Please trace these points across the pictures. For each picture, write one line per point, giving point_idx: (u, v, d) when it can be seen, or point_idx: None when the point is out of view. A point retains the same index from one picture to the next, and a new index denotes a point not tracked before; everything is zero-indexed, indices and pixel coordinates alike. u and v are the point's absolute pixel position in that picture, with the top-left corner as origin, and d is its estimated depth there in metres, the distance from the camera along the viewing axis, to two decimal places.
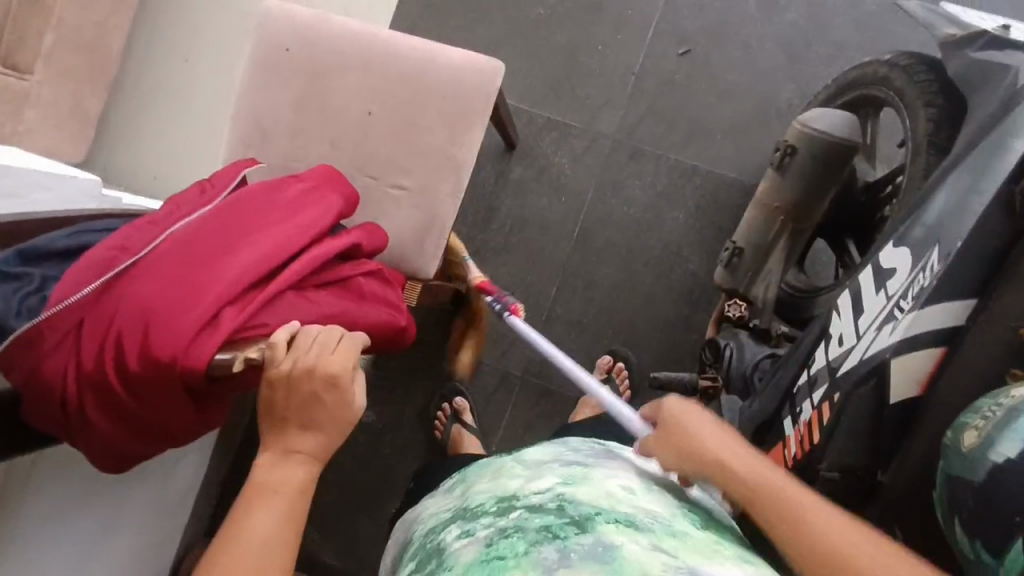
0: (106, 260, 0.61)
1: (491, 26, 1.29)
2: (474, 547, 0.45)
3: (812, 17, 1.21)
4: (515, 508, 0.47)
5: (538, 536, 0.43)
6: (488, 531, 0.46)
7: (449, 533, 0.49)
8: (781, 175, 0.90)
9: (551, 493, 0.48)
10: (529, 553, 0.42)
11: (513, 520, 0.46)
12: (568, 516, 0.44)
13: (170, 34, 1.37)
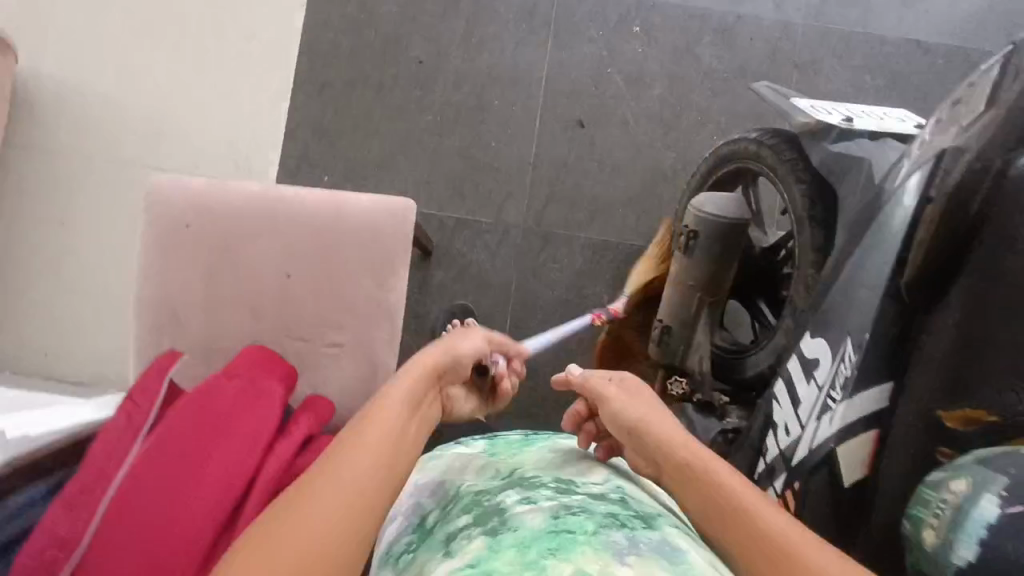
0: (51, 556, 0.63)
1: (384, 140, 1.31)
2: (541, 516, 0.55)
3: (675, 89, 1.32)
4: (577, 492, 0.60)
5: (608, 521, 0.54)
6: (552, 507, 0.57)
7: (508, 497, 0.60)
8: (688, 256, 0.97)
9: (609, 489, 0.62)
10: (599, 534, 0.52)
11: (576, 501, 0.58)
12: (634, 512, 0.57)
13: (37, 199, 1.27)
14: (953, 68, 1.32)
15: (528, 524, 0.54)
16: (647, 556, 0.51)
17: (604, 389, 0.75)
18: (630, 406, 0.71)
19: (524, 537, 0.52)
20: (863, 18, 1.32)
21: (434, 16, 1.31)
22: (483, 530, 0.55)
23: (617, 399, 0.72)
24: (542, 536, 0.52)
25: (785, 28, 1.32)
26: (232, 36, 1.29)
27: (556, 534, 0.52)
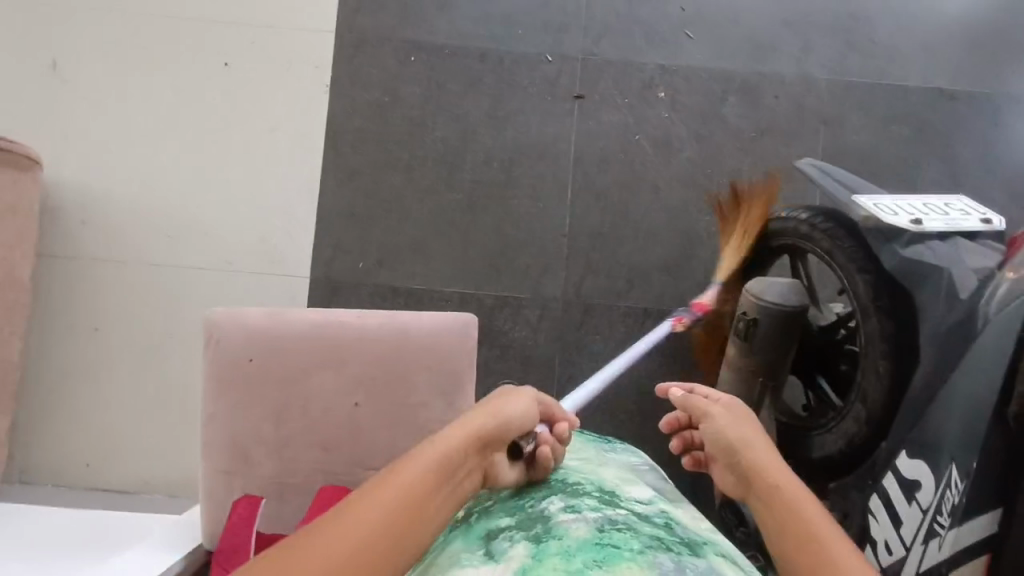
0: None
1: (416, 221, 1.29)
2: (585, 526, 0.56)
3: (704, 151, 1.31)
4: (620, 508, 0.61)
5: (653, 542, 0.55)
6: (596, 518, 0.57)
7: (553, 504, 0.60)
8: (748, 343, 0.96)
9: (654, 510, 0.62)
10: (645, 553, 0.52)
11: (621, 517, 0.58)
12: (678, 536, 0.57)
13: (69, 305, 1.23)
14: (978, 111, 1.32)
15: (574, 533, 0.54)
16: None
17: (707, 405, 0.70)
18: (733, 426, 0.67)
19: (569, 545, 0.53)
20: (884, 68, 1.33)
21: (457, 96, 1.32)
22: (527, 535, 0.55)
23: (713, 417, 0.69)
24: (588, 545, 0.52)
25: (809, 83, 1.32)
26: (258, 128, 1.29)
27: (603, 547, 0.52)
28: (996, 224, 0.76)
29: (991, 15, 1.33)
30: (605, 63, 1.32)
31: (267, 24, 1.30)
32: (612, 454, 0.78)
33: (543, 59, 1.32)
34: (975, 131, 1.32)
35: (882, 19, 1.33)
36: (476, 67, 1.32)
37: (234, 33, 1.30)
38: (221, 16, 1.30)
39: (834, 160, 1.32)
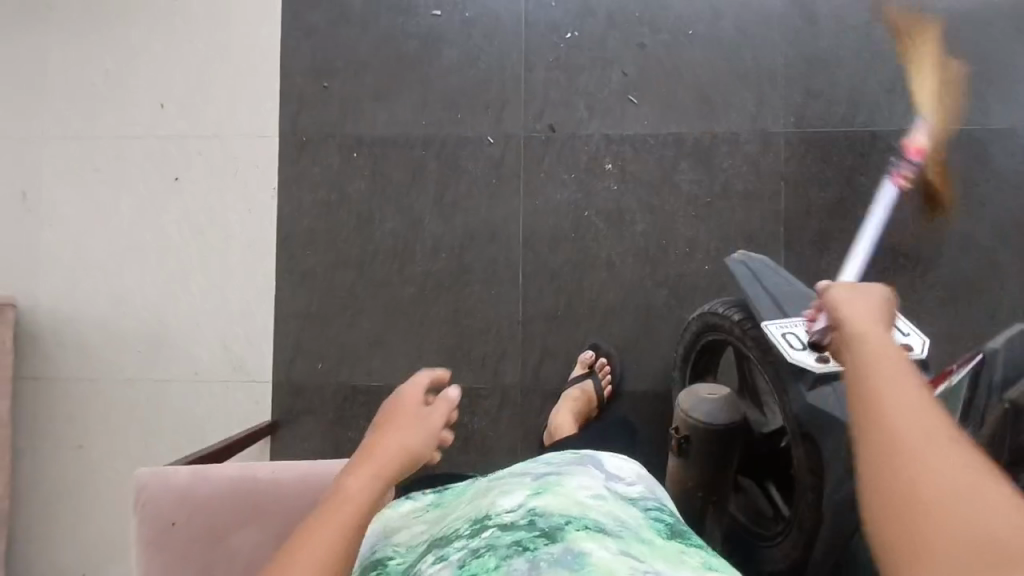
0: None
1: (370, 318, 1.30)
2: (449, 567, 0.61)
3: (658, 222, 1.26)
4: (488, 527, 0.65)
5: (511, 550, 0.59)
6: (459, 557, 0.62)
7: (425, 561, 0.65)
8: (684, 458, 0.92)
9: (521, 511, 0.66)
10: (500, 567, 0.58)
11: (485, 539, 0.63)
12: (538, 531, 0.62)
13: (60, 423, 1.34)
14: (959, 151, 1.21)
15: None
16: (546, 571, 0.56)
17: (846, 314, 0.54)
18: (876, 336, 0.50)
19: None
20: (849, 114, 1.23)
21: (401, 187, 1.30)
22: None
23: (860, 327, 0.52)
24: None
25: (766, 139, 1.25)
26: (214, 239, 1.33)
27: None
28: (917, 352, 0.71)
29: (970, 43, 1.21)
30: (549, 140, 1.28)
31: (213, 137, 1.33)
32: (501, 472, 0.82)
33: (485, 141, 1.29)
34: (957, 174, 1.21)
35: (845, 61, 1.23)
36: (417, 156, 1.29)
37: (183, 147, 1.33)
38: (170, 133, 1.33)
39: (799, 220, 1.24)
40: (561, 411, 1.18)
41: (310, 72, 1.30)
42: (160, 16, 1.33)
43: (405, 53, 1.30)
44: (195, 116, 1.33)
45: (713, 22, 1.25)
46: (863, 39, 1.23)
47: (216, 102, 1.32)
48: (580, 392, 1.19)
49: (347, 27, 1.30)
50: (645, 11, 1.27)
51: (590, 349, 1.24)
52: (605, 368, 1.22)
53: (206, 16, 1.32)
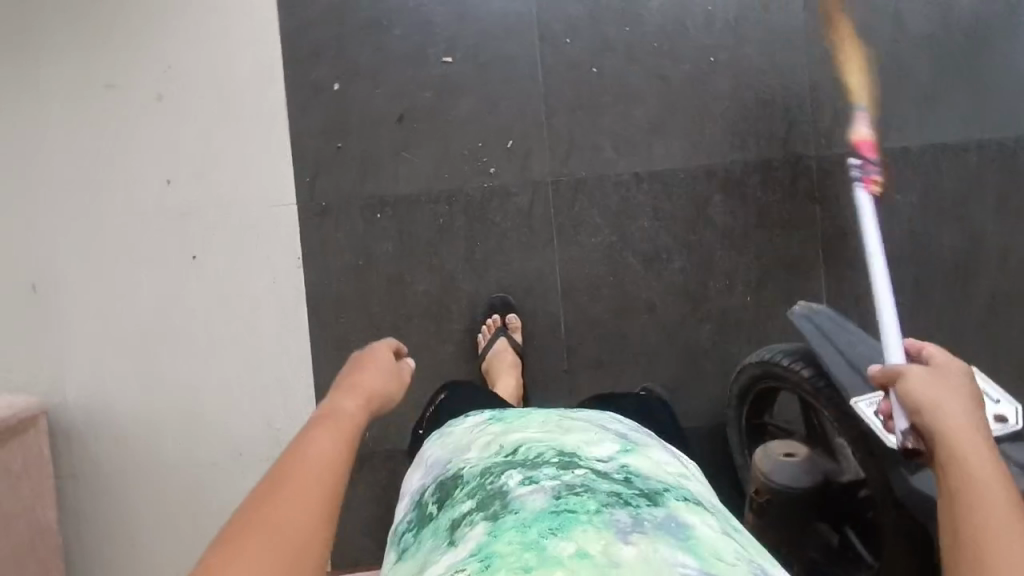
0: None
1: (413, 382, 1.27)
2: (543, 496, 0.54)
3: (695, 258, 1.25)
4: (580, 466, 0.60)
5: (610, 500, 0.54)
6: (553, 484, 0.56)
7: (510, 478, 0.59)
8: (767, 519, 0.96)
9: (616, 464, 0.61)
10: (603, 512, 0.52)
11: (580, 477, 0.58)
12: (637, 489, 0.56)
13: (103, 518, 1.29)
14: (991, 161, 1.20)
15: (528, 506, 0.53)
16: (652, 532, 0.50)
17: (917, 391, 0.55)
18: (953, 404, 0.54)
19: (524, 519, 0.51)
20: (879, 132, 1.22)
21: (431, 246, 1.26)
22: (485, 514, 0.54)
23: (933, 400, 0.54)
24: (544, 517, 0.51)
25: (798, 164, 1.23)
26: (241, 314, 1.27)
27: (558, 514, 0.51)
28: (1012, 422, 0.70)
29: (994, 50, 1.20)
30: (578, 183, 1.25)
31: (229, 207, 1.26)
32: (567, 413, 0.77)
33: (513, 190, 1.26)
34: None
35: (870, 78, 1.21)
36: (444, 212, 1.26)
37: (198, 222, 1.26)
38: (181, 208, 1.26)
39: (837, 244, 1.23)
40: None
41: (322, 133, 1.25)
42: (158, 86, 1.26)
43: (420, 106, 1.25)
44: (207, 188, 1.26)
45: (735, 49, 1.22)
46: (886, 55, 1.21)
47: (227, 171, 1.26)
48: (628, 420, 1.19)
49: (356, 82, 1.25)
50: (664, 42, 1.23)
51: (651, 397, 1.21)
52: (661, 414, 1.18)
53: (207, 81, 1.25)
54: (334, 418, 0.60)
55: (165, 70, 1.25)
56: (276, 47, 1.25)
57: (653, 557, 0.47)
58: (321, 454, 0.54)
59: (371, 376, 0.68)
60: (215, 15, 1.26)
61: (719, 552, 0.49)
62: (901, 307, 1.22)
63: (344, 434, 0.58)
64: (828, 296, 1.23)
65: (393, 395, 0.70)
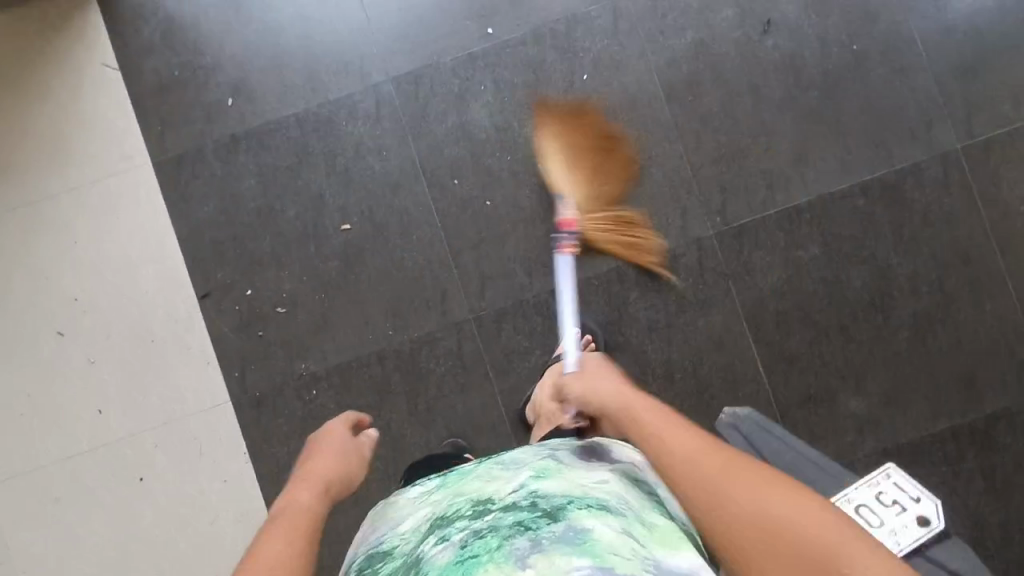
0: None
1: None
2: (450, 550, 0.61)
3: (627, 357, 1.25)
4: (489, 509, 0.66)
5: (513, 530, 0.61)
6: (461, 536, 0.63)
7: (427, 543, 0.65)
8: None
9: (523, 492, 0.68)
10: (502, 545, 0.59)
11: (489, 520, 0.64)
12: (540, 510, 0.63)
13: None
14: (878, 200, 1.23)
15: (437, 563, 0.60)
16: (550, 549, 0.57)
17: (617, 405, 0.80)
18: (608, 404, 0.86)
19: (431, 574, 0.59)
20: (768, 196, 1.24)
21: (371, 409, 1.26)
22: None
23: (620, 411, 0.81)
24: (449, 568, 0.58)
25: (700, 245, 1.25)
26: (201, 525, 1.25)
27: (462, 562, 0.58)
28: (935, 523, 0.74)
29: (853, 96, 1.24)
30: (498, 314, 1.26)
31: (168, 422, 1.26)
32: (501, 457, 0.82)
33: (437, 336, 1.26)
34: (881, 222, 1.23)
35: (746, 149, 1.25)
36: (376, 373, 1.26)
37: (139, 445, 1.26)
38: (120, 434, 1.26)
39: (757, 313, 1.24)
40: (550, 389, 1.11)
41: (240, 328, 1.26)
42: (70, 321, 1.26)
43: (328, 278, 1.26)
44: (141, 408, 1.26)
45: (613, 152, 1.26)
46: (754, 124, 1.25)
47: (157, 387, 1.26)
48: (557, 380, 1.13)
49: (262, 271, 1.26)
50: (545, 162, 1.26)
51: (582, 329, 1.23)
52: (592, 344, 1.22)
53: (117, 304, 1.26)
54: (266, 555, 0.60)
55: (73, 303, 1.26)
56: (179, 257, 1.26)
57: (549, 571, 0.55)
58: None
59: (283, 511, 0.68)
60: (111, 240, 1.26)
61: (613, 548, 0.57)
62: (834, 357, 1.22)
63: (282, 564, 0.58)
64: (764, 364, 1.23)
65: (316, 515, 0.70)
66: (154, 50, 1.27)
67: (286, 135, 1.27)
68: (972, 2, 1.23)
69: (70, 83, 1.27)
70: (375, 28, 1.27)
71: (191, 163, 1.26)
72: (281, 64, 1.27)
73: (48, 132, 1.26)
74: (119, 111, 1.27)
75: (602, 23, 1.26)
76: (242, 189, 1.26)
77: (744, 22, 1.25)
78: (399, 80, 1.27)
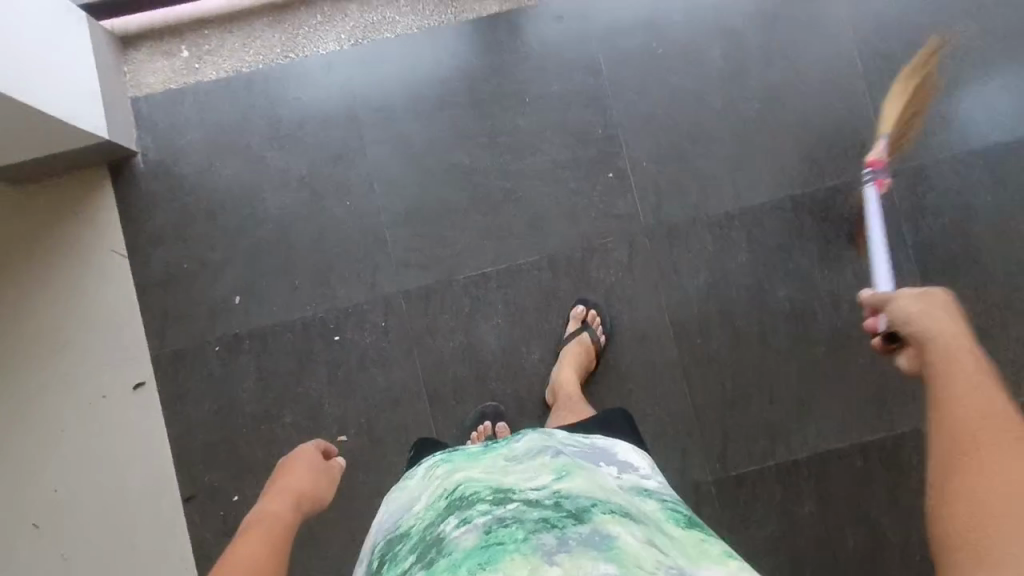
0: None
1: None
2: (474, 533, 0.58)
3: None
4: (511, 499, 0.63)
5: (538, 525, 0.58)
6: (484, 519, 0.59)
7: (448, 524, 0.62)
8: None
9: (546, 490, 0.65)
10: (527, 539, 0.56)
11: (512, 510, 0.61)
12: (565, 510, 0.60)
13: None
14: (876, 462, 1.24)
15: (461, 547, 0.57)
16: (576, 550, 0.54)
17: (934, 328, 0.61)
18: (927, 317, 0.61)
19: (455, 560, 0.56)
20: (769, 446, 1.24)
21: None
22: (423, 565, 0.59)
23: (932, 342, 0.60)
24: (473, 554, 0.55)
25: (698, 490, 1.24)
26: None
27: (488, 549, 0.55)
28: None
29: (857, 354, 1.26)
30: None
31: None
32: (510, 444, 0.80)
33: None
34: (879, 484, 1.23)
35: (750, 395, 1.25)
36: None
37: None
38: None
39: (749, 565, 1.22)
40: (565, 372, 1.18)
41: (223, 534, 1.21)
42: (44, 512, 1.21)
43: None
44: None
45: (619, 386, 1.25)
46: (759, 372, 1.25)
47: None
48: (578, 345, 1.19)
49: (251, 478, 1.23)
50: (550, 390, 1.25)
51: (579, 305, 1.24)
52: (597, 320, 1.23)
53: (98, 498, 1.22)
54: (277, 516, 0.64)
55: (50, 493, 1.21)
56: (169, 452, 1.23)
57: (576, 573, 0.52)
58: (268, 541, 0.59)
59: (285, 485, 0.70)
60: (98, 429, 1.22)
61: (639, 561, 0.54)
62: None
63: (286, 523, 0.63)
64: None
65: (322, 494, 0.74)
66: (163, 239, 1.25)
67: (290, 338, 1.25)
68: (978, 277, 1.26)
69: (74, 266, 1.24)
70: (390, 236, 1.27)
71: (189, 359, 1.24)
72: (291, 262, 1.26)
73: (47, 315, 1.23)
74: (124, 299, 1.24)
75: (618, 256, 1.26)
76: (241, 389, 1.24)
77: (756, 270, 1.26)
78: (410, 294, 1.26)
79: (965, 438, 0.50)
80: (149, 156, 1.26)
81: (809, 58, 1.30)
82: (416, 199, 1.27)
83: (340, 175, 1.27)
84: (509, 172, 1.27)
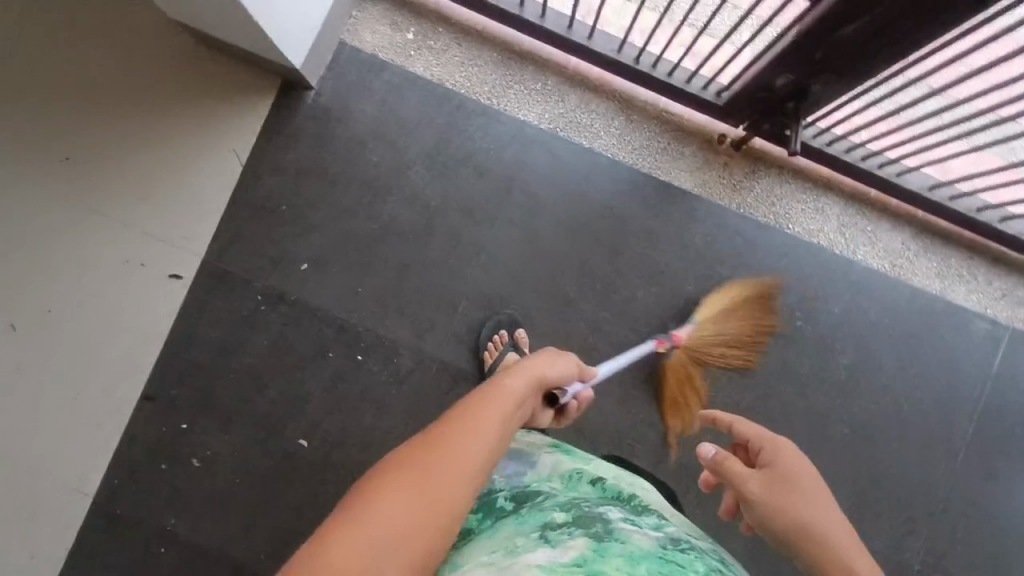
0: None
1: None
2: (648, 542, 0.61)
3: None
4: (670, 529, 0.67)
5: (712, 568, 0.61)
6: (655, 537, 0.63)
7: (611, 515, 0.66)
8: None
9: (699, 539, 0.68)
10: (709, 574, 0.59)
11: (676, 539, 0.64)
12: (728, 566, 0.64)
13: None
14: None
15: (636, 542, 0.60)
16: None
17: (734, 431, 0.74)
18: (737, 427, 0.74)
19: (633, 552, 0.58)
20: None
21: None
22: (584, 531, 0.61)
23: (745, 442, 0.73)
24: (654, 560, 0.58)
25: None
26: None
27: (667, 563, 0.58)
28: None
29: None
30: None
31: (28, 468, 1.20)
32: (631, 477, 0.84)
33: None
34: None
35: None
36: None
37: None
38: None
39: None
40: None
41: (152, 447, 1.22)
42: (28, 322, 1.22)
43: (253, 470, 1.22)
44: (16, 435, 1.21)
45: None
46: None
47: (45, 437, 1.21)
48: None
49: (207, 419, 1.23)
50: None
51: None
52: None
53: (76, 343, 1.23)
54: (507, 391, 0.65)
55: (43, 311, 1.22)
56: (158, 349, 1.23)
57: None
58: (489, 419, 0.60)
59: (547, 363, 0.75)
60: (119, 287, 1.23)
61: None
62: None
63: (507, 408, 0.63)
64: None
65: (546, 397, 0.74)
66: (281, 173, 1.24)
67: (321, 330, 1.24)
68: None
69: (196, 143, 1.24)
70: (464, 307, 1.25)
71: (230, 286, 1.24)
72: (368, 268, 1.24)
73: (145, 167, 1.24)
74: (214, 199, 1.24)
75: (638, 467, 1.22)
76: (253, 340, 1.24)
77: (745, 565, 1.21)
78: (444, 367, 1.24)
79: (807, 500, 0.65)
80: (320, 98, 1.25)
81: (923, 421, 1.24)
82: (506, 294, 1.25)
83: (460, 228, 1.25)
84: (599, 329, 1.24)
